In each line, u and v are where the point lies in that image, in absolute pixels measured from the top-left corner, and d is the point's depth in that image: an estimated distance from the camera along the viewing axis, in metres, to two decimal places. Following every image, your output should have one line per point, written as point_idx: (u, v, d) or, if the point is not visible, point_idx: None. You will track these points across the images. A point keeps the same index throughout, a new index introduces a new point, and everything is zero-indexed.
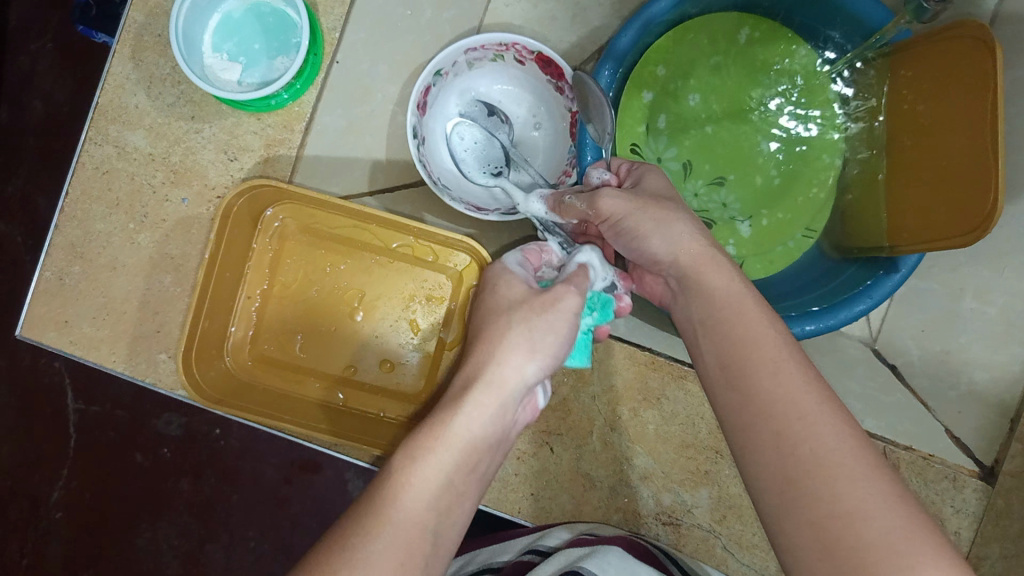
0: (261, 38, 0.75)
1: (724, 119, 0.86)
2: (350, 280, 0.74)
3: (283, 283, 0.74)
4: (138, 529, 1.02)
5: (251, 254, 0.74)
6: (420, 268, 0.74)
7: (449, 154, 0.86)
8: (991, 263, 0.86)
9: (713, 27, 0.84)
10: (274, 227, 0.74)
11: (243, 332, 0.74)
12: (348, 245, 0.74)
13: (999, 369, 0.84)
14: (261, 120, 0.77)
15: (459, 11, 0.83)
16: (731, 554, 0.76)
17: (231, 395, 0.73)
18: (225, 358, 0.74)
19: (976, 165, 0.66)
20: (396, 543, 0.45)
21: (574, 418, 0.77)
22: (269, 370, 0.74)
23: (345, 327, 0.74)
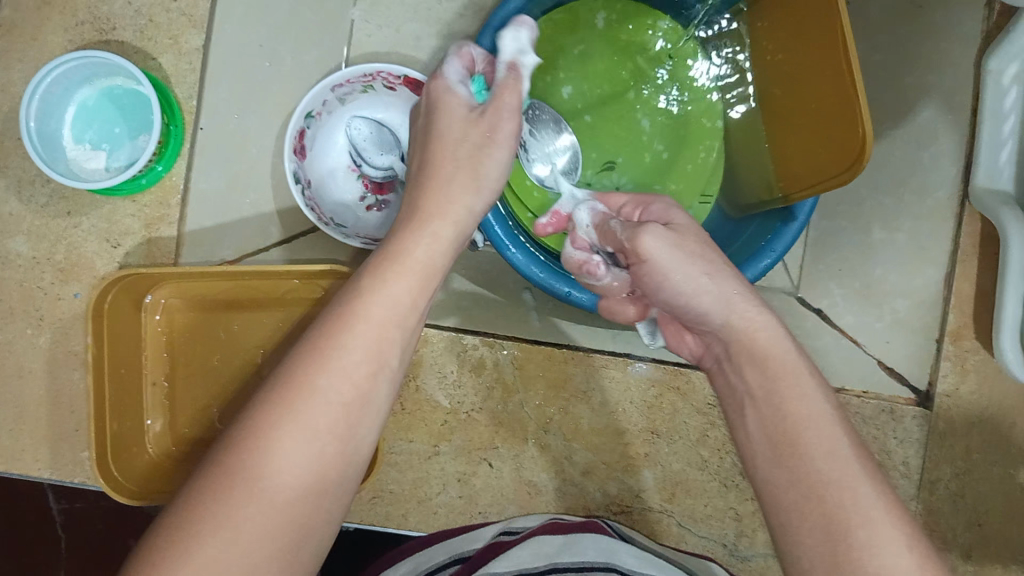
0: (119, 120, 0.75)
1: (603, 104, 0.86)
2: (252, 338, 0.75)
3: (185, 360, 0.75)
4: None
5: (144, 338, 0.74)
6: (313, 308, 0.74)
7: (341, 191, 0.86)
8: (891, 192, 0.85)
9: (571, 17, 0.84)
10: (159, 309, 0.74)
11: (162, 420, 0.74)
12: (236, 305, 0.74)
13: (920, 293, 0.84)
14: (136, 201, 0.77)
15: (319, 50, 0.82)
16: (687, 529, 0.76)
17: (163, 483, 0.73)
18: (149, 449, 0.74)
19: (840, 110, 0.67)
20: (366, 346, 0.47)
21: (507, 428, 0.77)
22: (196, 449, 0.74)
23: (257, 386, 0.74)
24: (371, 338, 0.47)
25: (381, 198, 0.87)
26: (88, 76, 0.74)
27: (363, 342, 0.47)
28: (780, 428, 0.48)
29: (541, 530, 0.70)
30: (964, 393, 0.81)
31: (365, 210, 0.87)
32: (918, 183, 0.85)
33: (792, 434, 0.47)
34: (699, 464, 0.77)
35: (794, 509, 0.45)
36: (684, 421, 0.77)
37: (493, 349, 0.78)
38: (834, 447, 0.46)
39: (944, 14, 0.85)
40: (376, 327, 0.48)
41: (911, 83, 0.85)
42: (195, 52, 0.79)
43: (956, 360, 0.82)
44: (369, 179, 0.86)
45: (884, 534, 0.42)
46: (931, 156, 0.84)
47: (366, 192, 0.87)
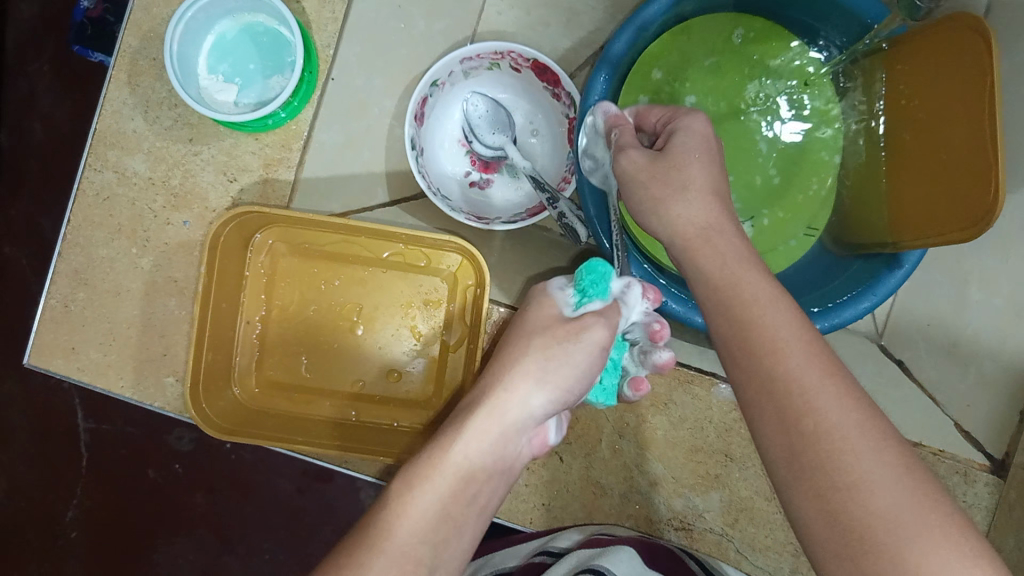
0: (256, 57, 0.75)
1: (723, 121, 0.86)
2: (348, 294, 0.74)
3: (280, 305, 0.74)
4: (155, 545, 1.01)
5: (246, 273, 0.74)
6: (414, 274, 0.74)
7: (448, 164, 0.86)
8: (998, 254, 0.84)
9: (705, 28, 0.84)
10: (265, 250, 0.74)
11: (248, 362, 0.74)
12: (340, 259, 0.74)
13: (1010, 361, 0.83)
14: (258, 140, 0.77)
15: (449, 21, 0.83)
16: (744, 556, 0.76)
17: (244, 422, 0.73)
18: (233, 388, 0.74)
19: (977, 164, 0.66)
20: (409, 550, 0.51)
21: (582, 425, 0.77)
22: (277, 394, 0.74)
23: (347, 342, 0.74)
24: (416, 539, 0.52)
25: (486, 176, 0.87)
26: (233, 10, 0.74)
27: (408, 543, 0.52)
28: (764, 387, 0.47)
29: (582, 546, 0.69)
30: None
31: (469, 185, 0.87)
32: None
33: (775, 389, 0.47)
34: (767, 494, 0.77)
35: (795, 479, 0.44)
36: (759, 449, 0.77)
37: None
38: (823, 401, 0.45)
39: None
40: (421, 527, 0.53)
41: None
42: (339, 2, 0.78)
43: None
44: (477, 156, 0.87)
45: (881, 492, 0.42)
46: None
47: (473, 167, 0.87)
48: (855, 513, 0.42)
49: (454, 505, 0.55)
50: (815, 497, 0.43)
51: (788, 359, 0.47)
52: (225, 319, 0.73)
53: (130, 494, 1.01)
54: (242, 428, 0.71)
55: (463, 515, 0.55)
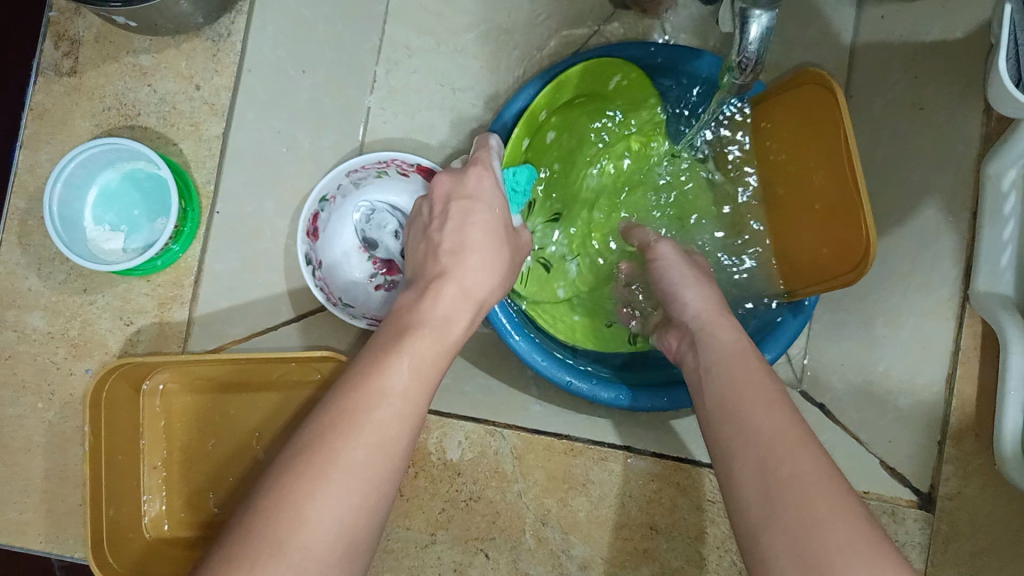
0: (139, 203, 0.78)
1: (563, 159, 0.89)
2: (244, 423, 0.77)
3: (180, 445, 0.78)
4: None
5: (143, 423, 0.77)
6: (305, 392, 0.76)
7: (353, 271, 0.88)
8: (895, 286, 0.86)
9: (591, 80, 0.82)
10: (158, 393, 0.78)
11: (158, 504, 0.78)
12: (230, 389, 0.77)
13: (922, 392, 0.83)
14: (150, 281, 0.79)
15: (336, 137, 0.85)
16: None
17: (158, 567, 0.76)
18: (145, 532, 0.77)
19: (842, 208, 0.68)
20: (341, 512, 0.45)
21: (505, 518, 0.77)
22: (191, 532, 0.77)
23: (248, 471, 0.76)
24: (342, 499, 0.45)
25: (391, 278, 0.88)
26: (113, 161, 0.77)
27: (338, 501, 0.45)
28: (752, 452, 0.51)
29: None
30: (968, 497, 0.80)
31: (373, 289, 0.88)
32: (920, 280, 0.85)
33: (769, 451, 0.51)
34: (699, 562, 0.76)
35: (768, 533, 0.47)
36: (683, 518, 0.77)
37: (493, 437, 0.79)
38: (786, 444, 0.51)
39: (954, 114, 0.85)
40: (349, 484, 0.45)
41: (915, 182, 0.86)
42: (215, 140, 0.81)
43: (959, 462, 0.80)
44: (377, 260, 0.88)
45: (844, 537, 0.45)
46: (933, 255, 0.84)
47: (376, 271, 0.88)
48: (817, 546, 0.45)
49: (382, 449, 0.48)
50: (784, 534, 0.46)
51: (773, 411, 0.53)
52: (126, 470, 0.76)
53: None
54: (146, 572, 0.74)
55: (395, 455, 0.48)
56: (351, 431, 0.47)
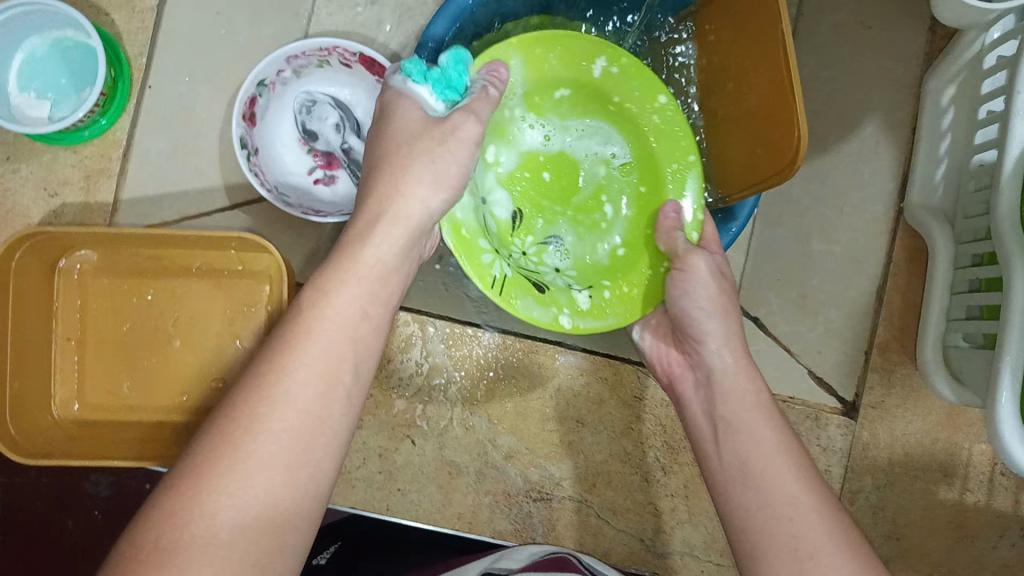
0: (66, 72, 0.75)
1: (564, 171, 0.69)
2: (164, 309, 0.75)
3: (95, 327, 0.75)
4: None
5: (57, 305, 0.74)
6: (233, 280, 0.75)
7: (290, 164, 0.86)
8: (832, 202, 0.85)
9: (618, 80, 0.65)
10: (74, 274, 0.74)
11: (69, 387, 0.74)
12: (149, 273, 0.75)
13: (851, 303, 0.84)
14: (77, 153, 0.78)
15: (275, 25, 0.81)
16: (606, 521, 0.77)
17: (67, 446, 0.72)
18: (52, 414, 0.73)
19: (780, 107, 0.67)
20: (279, 448, 0.44)
21: (433, 407, 0.77)
22: (102, 417, 0.74)
23: (168, 356, 0.75)
24: (269, 460, 0.44)
25: (331, 172, 0.87)
26: (40, 27, 0.74)
27: (253, 486, 0.43)
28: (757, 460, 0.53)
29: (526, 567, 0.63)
30: (890, 406, 0.82)
31: (313, 184, 0.86)
32: (856, 196, 0.85)
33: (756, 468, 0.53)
34: (622, 457, 0.78)
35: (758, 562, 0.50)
36: (608, 412, 0.78)
37: (422, 326, 0.78)
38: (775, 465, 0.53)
39: (894, 35, 0.85)
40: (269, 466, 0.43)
41: (853, 101, 0.85)
42: (148, 12, 0.80)
43: (883, 371, 0.82)
44: (318, 153, 0.86)
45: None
46: (871, 171, 0.85)
47: (315, 166, 0.87)
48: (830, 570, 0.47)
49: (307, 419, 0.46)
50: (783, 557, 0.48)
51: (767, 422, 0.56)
52: (35, 348, 0.72)
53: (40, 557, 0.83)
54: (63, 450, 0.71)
55: (308, 444, 0.45)
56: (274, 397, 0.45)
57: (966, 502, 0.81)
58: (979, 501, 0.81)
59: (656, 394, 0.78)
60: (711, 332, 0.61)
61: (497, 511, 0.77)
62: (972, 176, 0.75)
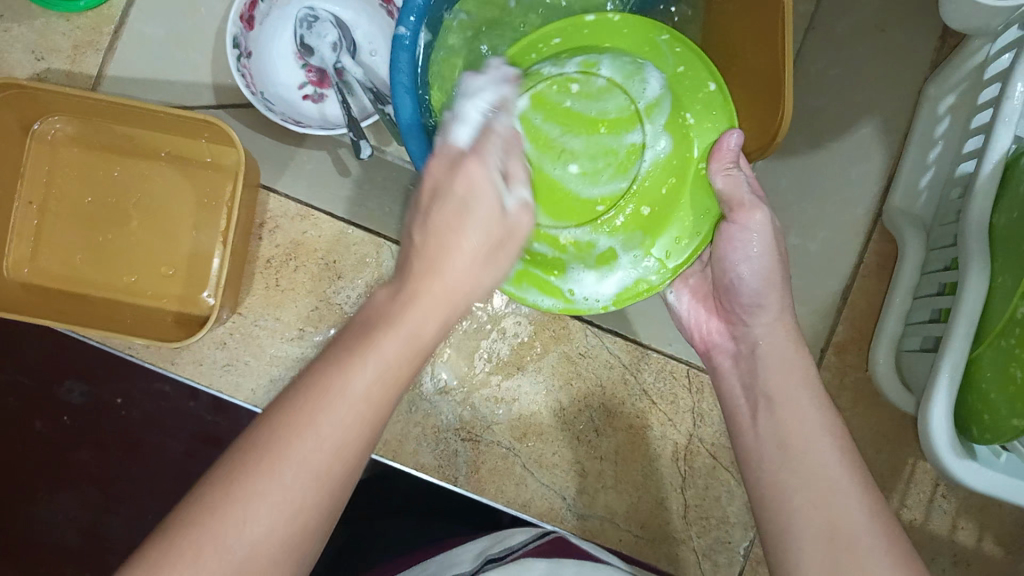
0: None
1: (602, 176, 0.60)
2: (128, 188, 0.75)
3: (59, 195, 0.75)
4: (38, 498, 0.84)
5: (24, 165, 0.74)
6: (201, 172, 0.75)
7: (282, 76, 0.86)
8: (814, 197, 0.83)
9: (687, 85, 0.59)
10: (46, 138, 0.75)
11: (24, 247, 0.74)
12: (120, 152, 0.75)
13: (817, 299, 0.82)
14: (70, 22, 0.79)
15: None
16: (530, 472, 0.77)
17: (11, 303, 0.72)
18: (0, 270, 0.73)
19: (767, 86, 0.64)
20: (288, 487, 0.38)
21: None
22: (50, 284, 0.74)
23: (124, 234, 0.75)
24: (280, 503, 0.38)
25: (321, 91, 0.87)
26: None
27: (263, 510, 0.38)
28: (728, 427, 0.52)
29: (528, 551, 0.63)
30: (838, 406, 0.80)
31: (302, 99, 0.87)
32: (840, 195, 0.83)
33: None
34: (557, 411, 0.77)
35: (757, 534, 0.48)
36: (551, 363, 0.78)
37: (380, 250, 0.80)
38: None
39: (905, 39, 0.83)
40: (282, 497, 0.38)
41: (853, 99, 0.84)
42: None
43: (836, 371, 0.81)
44: (311, 69, 0.86)
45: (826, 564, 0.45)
46: (859, 172, 0.83)
47: (307, 82, 0.87)
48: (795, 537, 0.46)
49: (339, 448, 0.40)
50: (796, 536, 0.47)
51: None
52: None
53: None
54: (4, 303, 0.71)
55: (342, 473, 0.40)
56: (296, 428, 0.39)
57: (902, 519, 0.78)
58: (914, 521, 0.78)
59: (601, 355, 0.78)
60: (767, 303, 0.59)
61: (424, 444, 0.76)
62: (954, 185, 0.74)
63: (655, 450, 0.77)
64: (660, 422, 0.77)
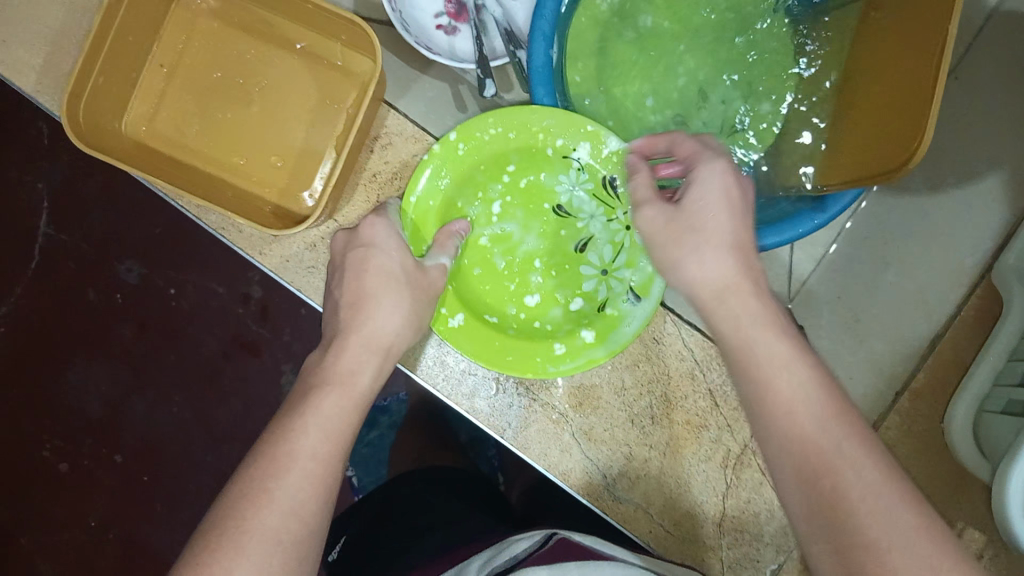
0: None
1: (532, 210, 0.76)
2: (257, 69, 0.76)
3: (189, 62, 0.76)
4: (72, 365, 1.10)
5: (163, 28, 0.75)
6: (329, 72, 0.75)
7: (421, 2, 0.86)
8: (923, 239, 0.82)
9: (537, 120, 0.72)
10: (189, 6, 0.76)
11: (145, 106, 0.76)
12: (254, 35, 0.76)
13: (901, 339, 0.81)
14: None
15: None
16: (577, 443, 0.76)
17: (123, 156, 0.74)
18: (119, 125, 0.75)
19: (903, 119, 0.63)
20: (279, 514, 0.48)
21: None
22: (161, 146, 0.75)
23: (242, 115, 0.75)
24: (274, 533, 0.48)
25: (455, 24, 0.86)
26: None
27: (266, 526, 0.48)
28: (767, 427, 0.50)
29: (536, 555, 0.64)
30: (903, 449, 0.76)
31: (435, 28, 0.86)
32: (951, 242, 0.82)
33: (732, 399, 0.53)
34: (618, 388, 0.77)
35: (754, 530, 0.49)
36: None
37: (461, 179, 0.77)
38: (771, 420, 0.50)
39: None
40: (273, 517, 0.48)
41: (985, 152, 0.82)
42: None
43: (906, 417, 0.77)
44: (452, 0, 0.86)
45: None
46: (975, 222, 0.81)
47: (443, 12, 0.86)
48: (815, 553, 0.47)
49: (314, 481, 0.50)
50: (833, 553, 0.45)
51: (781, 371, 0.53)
52: (130, 55, 0.73)
53: (64, 311, 1.10)
54: (118, 154, 0.73)
55: (325, 492, 0.51)
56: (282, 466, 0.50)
57: None
58: None
59: (676, 344, 0.77)
60: (704, 228, 0.57)
61: (481, 389, 0.77)
62: None
63: (705, 451, 0.76)
64: (717, 426, 0.76)
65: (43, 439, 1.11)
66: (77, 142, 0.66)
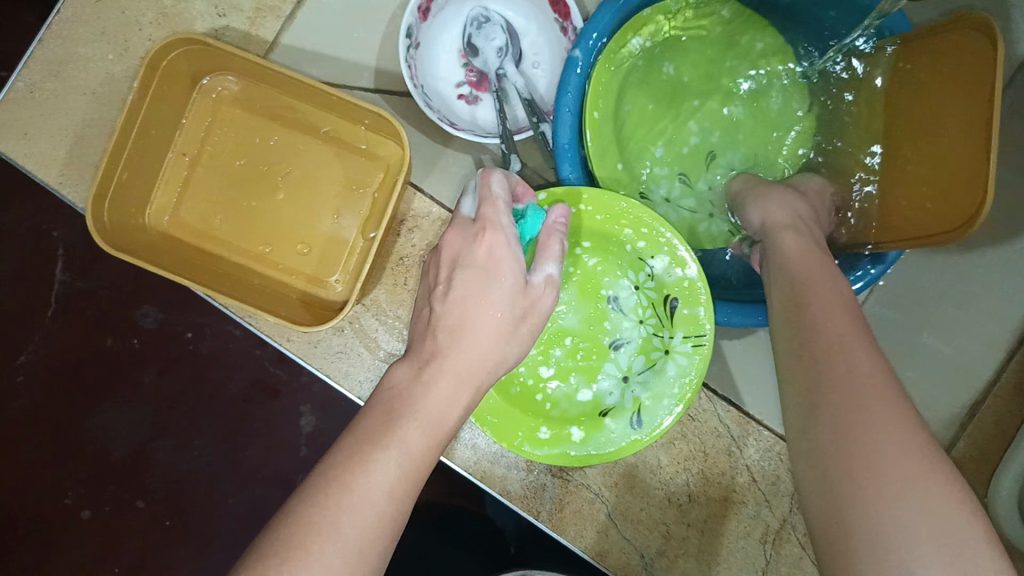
0: None
1: (588, 289, 0.75)
2: (282, 156, 0.75)
3: (211, 150, 0.75)
4: (95, 409, 0.95)
5: (186, 117, 0.75)
6: (354, 156, 0.75)
7: (442, 70, 0.85)
8: (960, 302, 0.80)
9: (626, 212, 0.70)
10: (210, 95, 0.75)
11: (169, 195, 0.75)
12: (280, 121, 0.75)
13: (939, 406, 0.80)
14: None
15: None
16: (614, 523, 0.75)
17: (146, 248, 0.73)
18: (143, 217, 0.75)
19: (959, 173, 0.60)
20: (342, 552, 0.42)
21: None
22: (186, 236, 0.75)
23: (267, 203, 0.75)
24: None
25: (476, 93, 0.85)
26: None
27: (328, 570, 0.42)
28: None
29: None
30: None
31: (456, 98, 0.85)
32: (988, 306, 0.80)
33: None
34: (654, 467, 0.76)
35: None
36: None
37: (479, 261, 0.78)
38: None
39: None
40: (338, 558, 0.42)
41: None
42: None
43: None
44: (473, 70, 0.85)
45: None
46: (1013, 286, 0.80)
47: (464, 81, 0.85)
48: None
49: (382, 516, 0.45)
50: None
51: None
52: (153, 147, 0.73)
53: (87, 352, 0.94)
54: (144, 250, 0.72)
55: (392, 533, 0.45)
56: (359, 478, 0.45)
57: None
58: None
59: (711, 421, 0.76)
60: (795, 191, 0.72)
61: (514, 471, 0.76)
62: None
63: (744, 528, 0.75)
64: (756, 502, 0.75)
65: (64, 487, 0.95)
66: (101, 241, 0.65)
